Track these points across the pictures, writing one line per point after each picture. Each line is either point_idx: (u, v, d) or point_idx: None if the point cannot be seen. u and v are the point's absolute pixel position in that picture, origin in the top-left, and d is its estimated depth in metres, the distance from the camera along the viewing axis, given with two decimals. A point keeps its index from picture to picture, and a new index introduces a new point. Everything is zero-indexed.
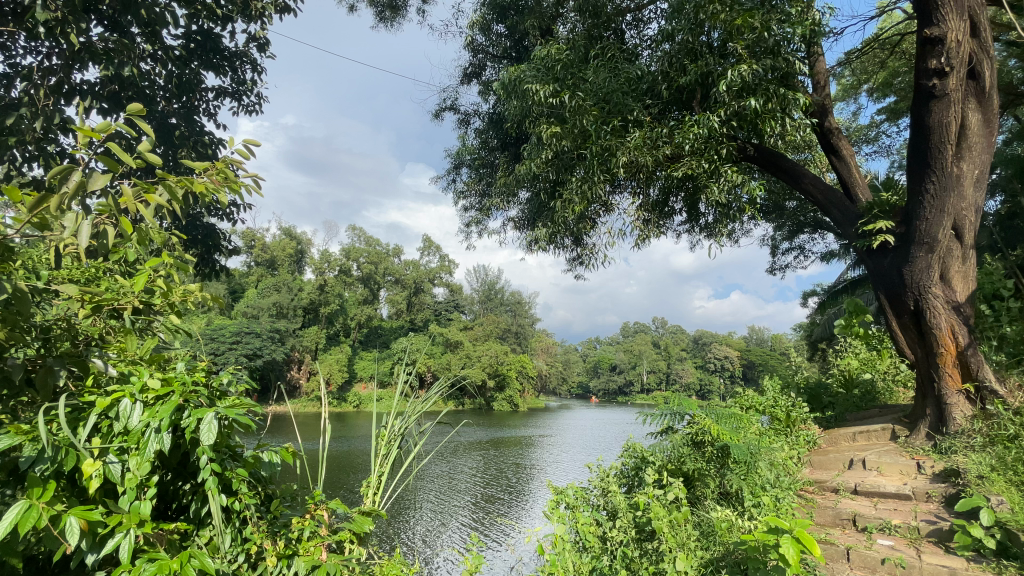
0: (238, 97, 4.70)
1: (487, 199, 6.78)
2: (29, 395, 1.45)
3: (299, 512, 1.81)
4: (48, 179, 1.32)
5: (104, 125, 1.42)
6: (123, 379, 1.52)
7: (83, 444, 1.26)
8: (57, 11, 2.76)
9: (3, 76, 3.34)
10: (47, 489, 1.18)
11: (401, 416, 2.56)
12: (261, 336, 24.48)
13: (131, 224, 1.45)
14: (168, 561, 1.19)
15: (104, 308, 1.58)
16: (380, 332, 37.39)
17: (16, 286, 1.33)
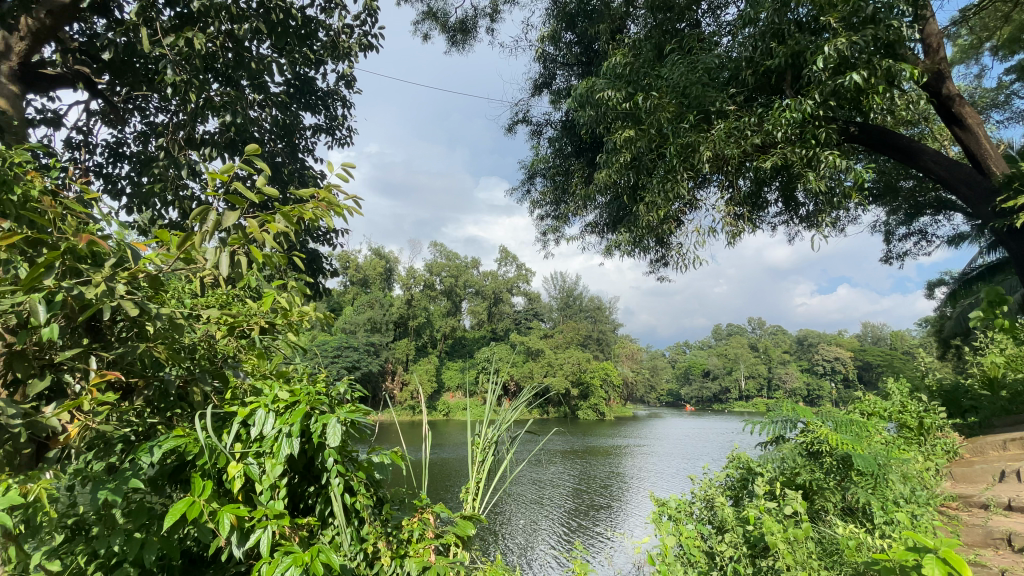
0: (332, 132, 5.13)
1: (564, 207, 6.80)
2: (182, 407, 1.68)
3: (408, 514, 1.92)
4: (191, 219, 1.54)
5: (231, 169, 1.63)
6: (256, 390, 1.71)
7: (229, 448, 1.44)
8: (184, 75, 3.20)
9: (145, 135, 3.91)
10: (204, 487, 1.37)
11: (494, 424, 2.60)
12: (357, 350, 26.43)
13: (258, 253, 1.65)
14: (302, 554, 1.32)
15: (238, 328, 1.81)
16: (463, 343, 38.53)
17: (172, 314, 1.56)
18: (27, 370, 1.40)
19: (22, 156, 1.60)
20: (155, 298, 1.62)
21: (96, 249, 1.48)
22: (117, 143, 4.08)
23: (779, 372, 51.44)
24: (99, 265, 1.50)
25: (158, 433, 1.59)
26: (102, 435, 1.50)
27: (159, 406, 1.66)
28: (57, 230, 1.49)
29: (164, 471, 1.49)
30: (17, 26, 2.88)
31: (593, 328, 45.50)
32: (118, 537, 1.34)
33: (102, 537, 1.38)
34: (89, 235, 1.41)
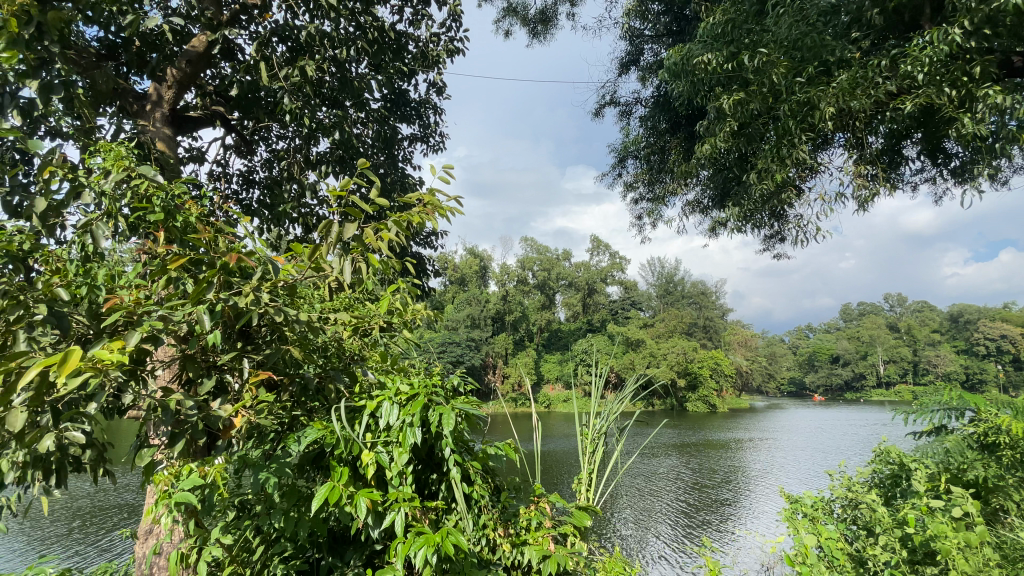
0: (426, 140, 5.38)
1: (661, 187, 6.51)
2: (319, 400, 1.86)
3: (525, 503, 1.95)
4: (317, 230, 1.69)
5: (347, 181, 1.77)
6: (380, 384, 1.84)
7: (361, 437, 1.57)
8: (297, 101, 3.52)
9: (269, 161, 4.39)
10: (342, 473, 1.50)
11: (602, 416, 2.55)
12: (459, 345, 27.66)
13: (374, 257, 1.76)
14: (432, 536, 1.39)
15: (361, 327, 1.96)
16: (560, 335, 38.59)
17: (307, 317, 1.73)
18: (197, 370, 1.63)
19: (181, 188, 1.86)
20: (290, 303, 1.80)
21: (243, 263, 1.68)
22: (249, 170, 4.63)
23: (925, 355, 44.83)
24: (245, 276, 1.70)
25: (301, 424, 1.77)
26: (258, 426, 1.71)
27: (299, 400, 1.85)
28: (211, 249, 1.71)
29: (308, 457, 1.66)
30: (168, 78, 3.36)
31: (697, 314, 43.08)
32: (276, 515, 1.51)
33: (262, 516, 1.56)
34: (236, 253, 1.61)
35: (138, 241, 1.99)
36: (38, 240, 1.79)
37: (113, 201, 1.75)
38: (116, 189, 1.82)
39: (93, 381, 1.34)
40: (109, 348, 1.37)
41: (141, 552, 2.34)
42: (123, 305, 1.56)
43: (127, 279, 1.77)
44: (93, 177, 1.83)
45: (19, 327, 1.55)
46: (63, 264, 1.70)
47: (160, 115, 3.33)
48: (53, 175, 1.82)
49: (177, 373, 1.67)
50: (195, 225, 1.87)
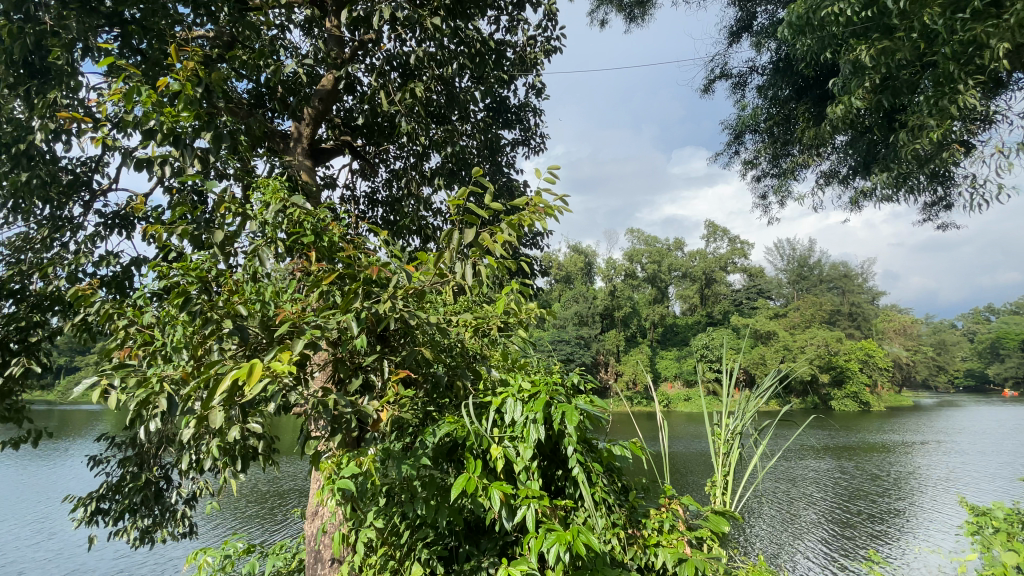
0: (527, 143, 5.45)
1: (788, 160, 5.89)
2: (449, 398, 1.98)
3: (655, 504, 1.90)
4: (440, 240, 1.81)
5: (464, 192, 1.88)
6: (503, 382, 1.91)
7: (489, 433, 1.65)
8: (411, 122, 3.78)
9: (389, 180, 4.79)
10: (474, 466, 1.58)
11: (734, 414, 2.37)
12: (570, 343, 27.63)
13: (492, 261, 1.84)
14: (563, 533, 1.40)
15: (481, 328, 2.06)
16: (676, 330, 36.69)
17: (436, 322, 1.85)
18: (346, 371, 1.84)
19: (324, 212, 2.12)
20: (419, 308, 1.95)
21: (379, 275, 1.86)
22: (373, 189, 5.09)
23: None
24: (381, 286, 1.87)
25: (434, 420, 1.92)
26: (398, 421, 1.88)
27: (432, 397, 2.00)
28: (351, 264, 1.92)
29: (442, 450, 1.78)
30: (305, 117, 3.83)
31: (837, 300, 38.18)
32: (419, 504, 1.65)
33: (407, 503, 1.72)
34: (372, 265, 1.78)
35: (294, 261, 2.31)
36: (222, 265, 2.15)
37: (274, 228, 2.06)
38: (275, 217, 2.14)
39: (270, 381, 1.57)
40: (281, 355, 1.60)
41: (311, 530, 2.64)
42: (287, 316, 1.82)
43: (287, 294, 2.06)
44: (257, 209, 2.16)
45: (213, 338, 1.89)
46: (240, 284, 2.03)
47: (300, 150, 3.80)
48: (229, 211, 2.19)
49: (331, 374, 1.91)
50: (337, 243, 2.12)
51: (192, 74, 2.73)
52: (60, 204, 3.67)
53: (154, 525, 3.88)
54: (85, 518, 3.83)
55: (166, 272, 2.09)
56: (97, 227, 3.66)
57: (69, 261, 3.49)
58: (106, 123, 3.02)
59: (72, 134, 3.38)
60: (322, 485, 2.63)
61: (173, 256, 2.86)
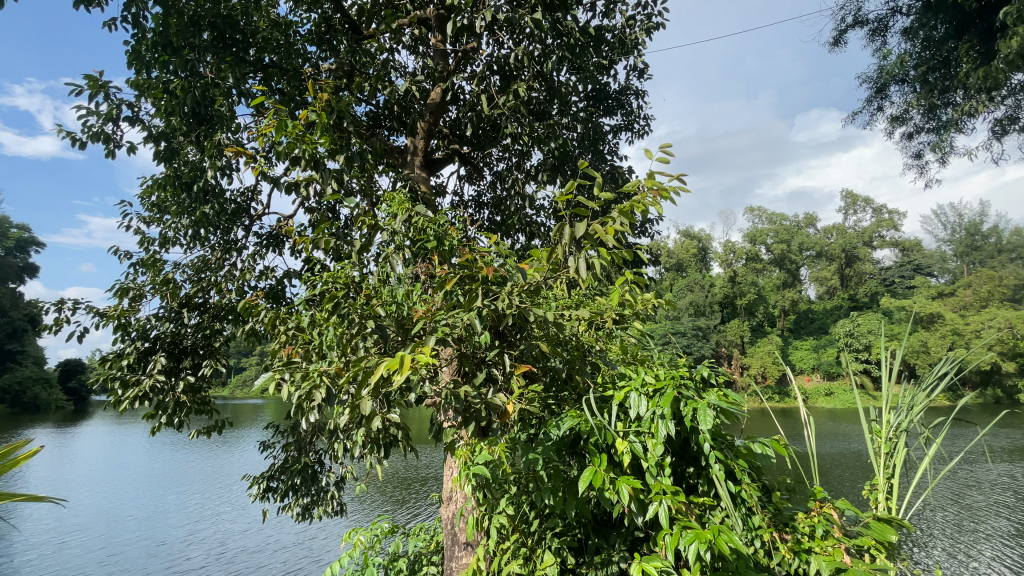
0: (631, 127, 5.26)
1: (951, 109, 4.97)
2: (569, 391, 1.99)
3: (803, 507, 1.74)
4: (554, 235, 1.83)
5: (573, 186, 1.87)
6: (624, 376, 1.88)
7: (614, 427, 1.63)
8: (514, 121, 3.84)
9: (494, 181, 4.93)
10: (601, 459, 1.58)
11: (897, 410, 2.06)
12: (687, 335, 26.18)
13: (606, 254, 1.81)
14: (703, 532, 1.34)
15: (596, 322, 2.04)
16: (811, 316, 32.95)
17: (554, 316, 1.87)
18: (471, 366, 1.95)
19: (444, 218, 2.26)
20: (535, 303, 1.99)
21: (497, 273, 1.93)
22: (479, 191, 5.29)
23: None
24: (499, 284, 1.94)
25: (556, 413, 1.95)
26: (523, 414, 1.94)
27: (553, 390, 2.04)
28: (470, 264, 2.02)
29: (566, 443, 1.80)
30: (418, 130, 4.09)
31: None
32: (547, 494, 1.70)
33: (534, 493, 1.77)
34: (490, 265, 1.86)
35: (418, 265, 2.49)
36: (359, 273, 2.41)
37: (401, 236, 2.25)
38: (401, 226, 2.34)
39: (410, 375, 1.73)
40: (418, 350, 1.75)
41: (446, 513, 2.83)
42: (419, 316, 1.98)
43: (416, 296, 2.23)
44: (386, 220, 2.38)
45: (357, 337, 2.12)
46: (375, 289, 2.24)
47: (416, 162, 4.07)
48: (362, 224, 2.43)
49: (458, 369, 2.03)
50: (457, 246, 2.25)
51: (324, 104, 3.08)
52: (227, 229, 4.36)
53: (312, 503, 4.43)
54: (259, 494, 4.51)
55: (316, 281, 2.38)
56: (256, 247, 4.28)
57: (238, 277, 4.13)
58: (259, 156, 3.52)
59: (234, 169, 4.00)
60: (458, 473, 2.80)
61: (317, 268, 3.26)
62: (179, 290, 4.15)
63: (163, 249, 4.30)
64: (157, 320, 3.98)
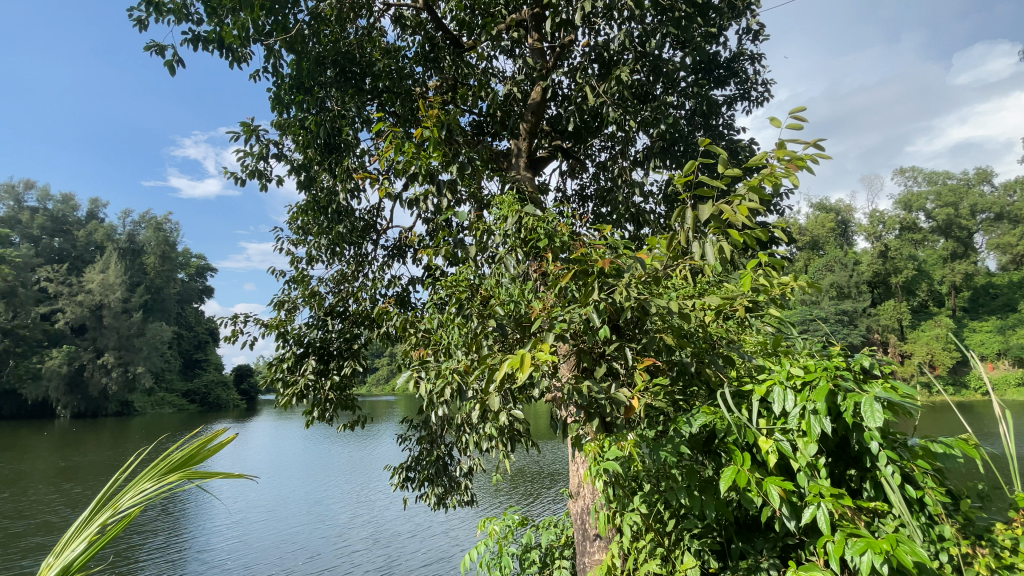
0: (747, 96, 4.82)
1: None
2: (698, 386, 1.89)
3: (1003, 519, 1.46)
4: (675, 221, 1.74)
5: (693, 167, 1.74)
6: (763, 368, 1.72)
7: (755, 425, 1.51)
8: (618, 108, 3.72)
9: (598, 173, 4.84)
10: (744, 458, 1.48)
11: None
12: (828, 321, 23.35)
13: (737, 237, 1.68)
14: (876, 541, 1.20)
15: (725, 311, 1.90)
16: (992, 292, 27.49)
17: (679, 307, 1.78)
18: (590, 361, 1.93)
19: (554, 215, 2.27)
20: (655, 295, 1.91)
21: (615, 266, 1.89)
22: (583, 185, 5.23)
23: None
24: (617, 277, 1.90)
25: (685, 409, 1.86)
26: (650, 409, 1.88)
27: (681, 385, 1.94)
28: (585, 259, 2.00)
29: (700, 441, 1.71)
30: (521, 131, 4.15)
31: None
32: (682, 493, 1.63)
33: (668, 491, 1.71)
34: (607, 259, 1.82)
35: (531, 264, 2.53)
36: (476, 275, 2.52)
37: (514, 237, 2.31)
38: (512, 227, 2.40)
39: (533, 372, 1.76)
40: (540, 348, 1.78)
41: (576, 509, 2.83)
42: (537, 314, 2.02)
43: (533, 293, 2.27)
44: (498, 223, 2.45)
45: (480, 337, 2.22)
46: (493, 289, 2.33)
47: (521, 162, 4.13)
48: (476, 228, 2.54)
49: (578, 365, 2.03)
50: (568, 242, 2.26)
51: (434, 119, 3.28)
52: (358, 244, 4.83)
53: (445, 493, 4.72)
54: (400, 483, 4.92)
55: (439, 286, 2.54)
56: (384, 258, 4.69)
57: (370, 286, 4.56)
58: (381, 175, 3.84)
59: (361, 189, 4.43)
60: (587, 469, 2.79)
61: (438, 274, 3.48)
62: (323, 301, 4.69)
63: (309, 266, 4.90)
64: (308, 327, 4.55)
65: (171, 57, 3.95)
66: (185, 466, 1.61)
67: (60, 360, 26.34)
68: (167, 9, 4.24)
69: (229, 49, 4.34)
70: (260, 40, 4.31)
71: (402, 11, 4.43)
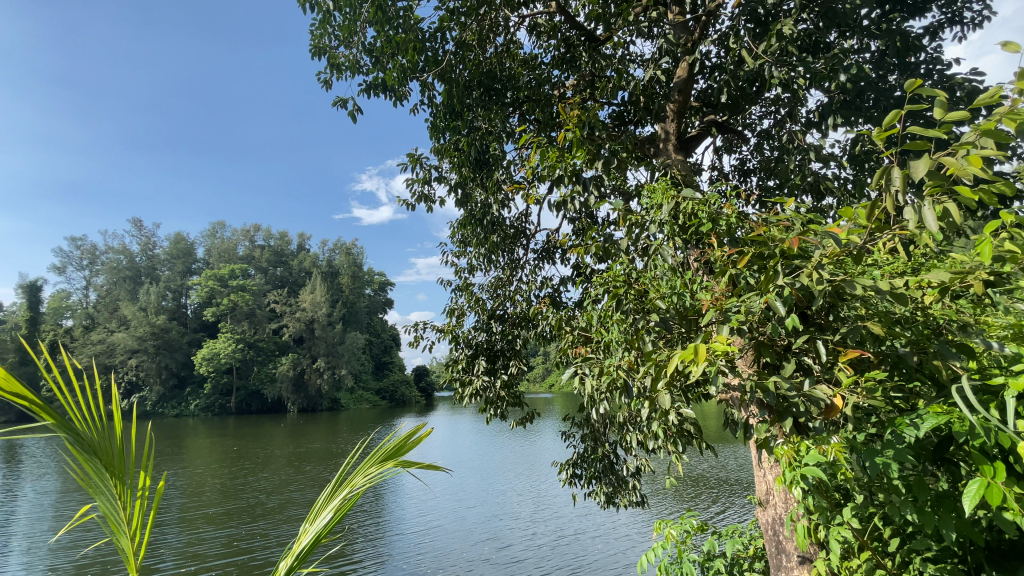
0: (958, 19, 3.88)
1: None
2: (921, 380, 1.57)
3: None
4: (878, 185, 1.45)
5: (897, 116, 1.44)
6: (1018, 358, 1.36)
7: (1011, 428, 1.19)
8: (782, 67, 3.29)
9: (760, 145, 4.36)
10: (995, 469, 1.18)
11: None
12: None
13: (969, 194, 1.34)
14: None
15: (954, 288, 1.54)
16: None
17: (890, 286, 1.49)
18: (773, 355, 1.75)
19: (716, 197, 2.11)
20: (852, 274, 1.64)
21: (797, 245, 1.67)
22: (742, 160, 4.75)
23: None
24: (801, 257, 1.67)
25: (904, 408, 1.56)
26: (856, 409, 1.62)
27: (897, 380, 1.64)
28: (762, 241, 1.80)
29: (926, 447, 1.42)
30: (668, 113, 3.93)
31: None
32: (907, 507, 1.37)
33: (888, 503, 1.45)
34: (792, 236, 1.60)
35: (695, 252, 2.37)
36: (635, 269, 2.45)
37: (672, 225, 2.20)
38: (669, 215, 2.28)
39: (707, 367, 1.65)
40: (715, 340, 1.65)
41: (766, 518, 2.57)
42: (708, 304, 1.89)
43: (700, 284, 2.14)
44: (652, 212, 2.36)
45: (643, 333, 2.16)
46: (652, 282, 2.25)
47: (671, 146, 3.92)
48: (630, 220, 2.48)
49: (759, 359, 1.84)
50: (735, 224, 2.08)
51: (577, 117, 3.29)
52: (512, 251, 5.07)
53: (614, 492, 4.68)
54: (568, 480, 5.02)
55: (598, 282, 2.54)
56: (536, 261, 4.86)
57: (526, 289, 4.75)
58: (529, 181, 3.99)
59: (511, 198, 4.66)
60: (777, 475, 2.53)
61: (590, 272, 3.48)
62: (485, 306, 5.03)
63: (470, 275, 5.31)
64: (474, 331, 4.93)
65: (351, 107, 4.66)
66: (396, 454, 1.92)
67: (289, 366, 32.78)
68: (345, 68, 5.02)
69: (393, 90, 4.96)
70: (416, 77, 4.83)
71: (537, 20, 4.58)
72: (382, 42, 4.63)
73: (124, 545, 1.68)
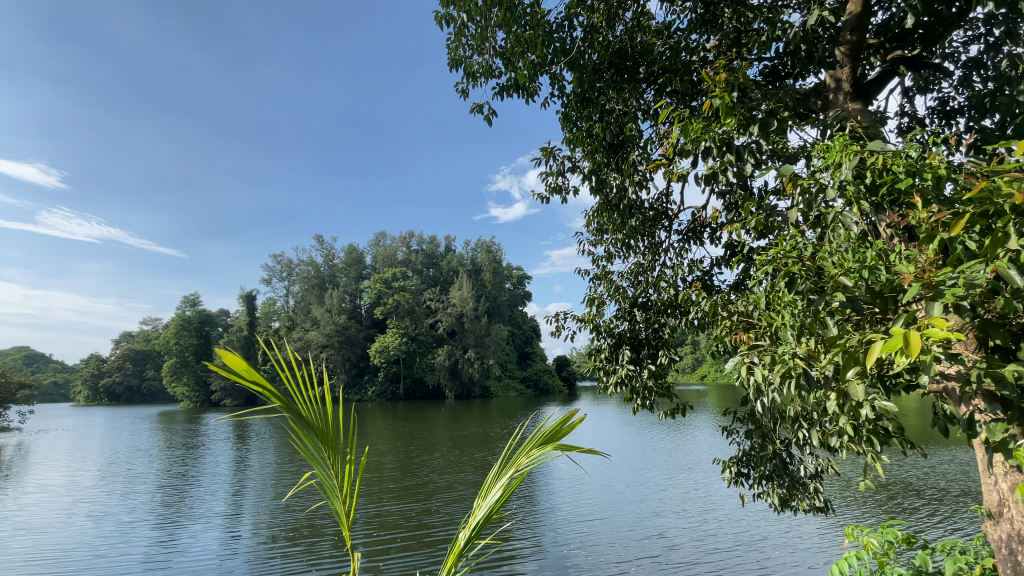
0: None
1: None
2: None
3: None
4: None
5: None
6: None
7: None
8: None
9: (969, 76, 3.50)
10: None
11: None
12: None
13: None
14: None
15: None
16: None
17: None
18: (1009, 337, 1.40)
19: (915, 149, 1.75)
20: None
21: None
22: (942, 98, 3.87)
23: None
24: None
25: None
26: None
27: None
28: (984, 197, 1.44)
29: None
30: (838, 59, 3.36)
31: None
32: None
33: None
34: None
35: (887, 217, 2.00)
36: (807, 243, 2.16)
37: (855, 187, 1.89)
38: (851, 176, 1.95)
39: (914, 354, 1.39)
40: (922, 321, 1.38)
41: (1000, 536, 2.09)
42: (908, 278, 1.59)
43: (895, 254, 1.81)
44: (828, 174, 2.04)
45: (822, 316, 1.91)
46: (831, 256, 1.97)
47: (841, 96, 3.36)
48: (799, 189, 2.20)
49: (985, 343, 1.50)
50: (943, 178, 1.70)
51: (725, 82, 3.00)
52: (653, 234, 4.84)
53: (789, 495, 4.20)
54: (733, 478, 4.66)
55: (763, 259, 2.30)
56: (681, 244, 4.58)
57: (671, 274, 4.51)
58: (671, 159, 3.77)
59: (650, 179, 4.45)
60: (1016, 483, 2.01)
61: (747, 250, 3.17)
62: (627, 293, 4.91)
63: (609, 262, 5.22)
64: (616, 320, 4.85)
65: (486, 110, 4.90)
66: (555, 438, 1.97)
67: (444, 357, 35.88)
68: (479, 74, 5.29)
69: (524, 87, 5.08)
70: (544, 70, 4.87)
71: None
72: (511, 43, 4.77)
73: (338, 507, 2.00)
